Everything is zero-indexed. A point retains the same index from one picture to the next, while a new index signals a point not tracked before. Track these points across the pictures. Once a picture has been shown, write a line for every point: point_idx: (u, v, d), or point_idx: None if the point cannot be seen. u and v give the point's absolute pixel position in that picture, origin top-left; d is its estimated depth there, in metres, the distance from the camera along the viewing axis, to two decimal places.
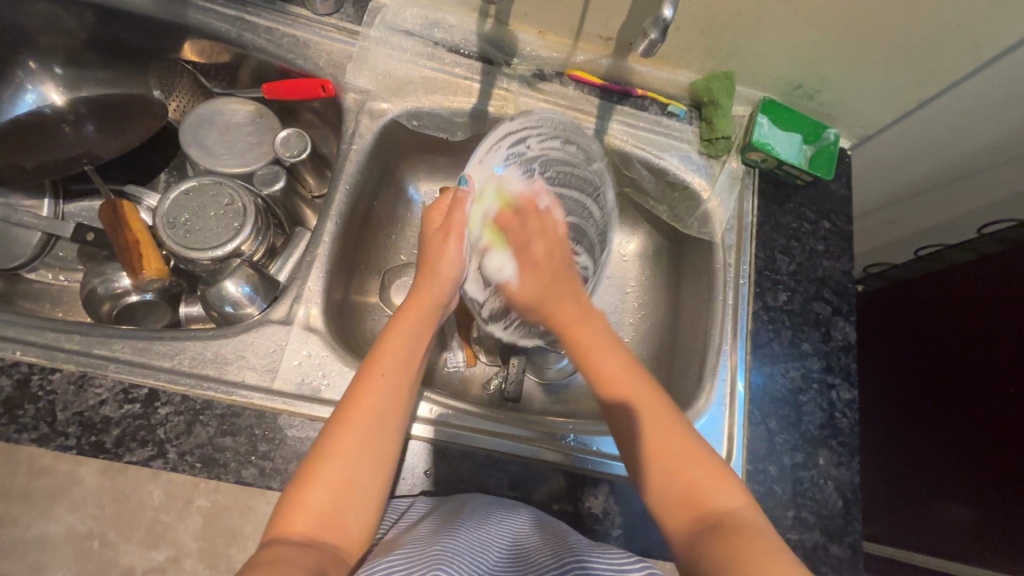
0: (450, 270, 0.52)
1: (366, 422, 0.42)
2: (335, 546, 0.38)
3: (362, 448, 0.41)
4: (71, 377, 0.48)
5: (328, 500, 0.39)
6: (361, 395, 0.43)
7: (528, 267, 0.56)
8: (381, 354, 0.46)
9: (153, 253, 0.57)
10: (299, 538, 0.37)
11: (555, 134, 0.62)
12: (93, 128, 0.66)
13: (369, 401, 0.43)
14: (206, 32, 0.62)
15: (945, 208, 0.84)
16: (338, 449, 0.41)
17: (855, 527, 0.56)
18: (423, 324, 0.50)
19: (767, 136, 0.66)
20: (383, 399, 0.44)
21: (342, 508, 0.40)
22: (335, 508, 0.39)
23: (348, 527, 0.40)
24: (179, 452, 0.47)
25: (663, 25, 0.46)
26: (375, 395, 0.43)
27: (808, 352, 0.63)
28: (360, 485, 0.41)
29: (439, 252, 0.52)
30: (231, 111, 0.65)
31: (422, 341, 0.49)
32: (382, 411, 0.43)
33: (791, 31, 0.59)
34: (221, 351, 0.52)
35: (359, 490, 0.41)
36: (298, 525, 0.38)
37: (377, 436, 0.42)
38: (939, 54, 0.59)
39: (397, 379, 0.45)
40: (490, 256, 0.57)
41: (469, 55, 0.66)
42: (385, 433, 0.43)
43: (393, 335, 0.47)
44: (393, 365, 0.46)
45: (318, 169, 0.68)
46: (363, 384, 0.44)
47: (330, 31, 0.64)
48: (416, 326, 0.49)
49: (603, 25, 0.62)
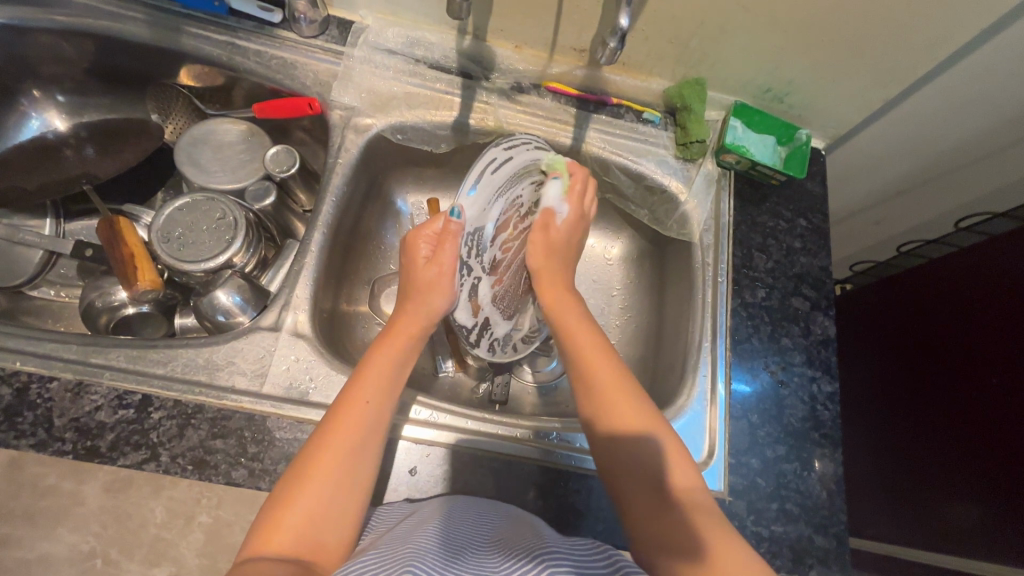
0: (440, 302, 0.51)
1: (347, 443, 0.44)
2: (311, 557, 0.40)
3: (342, 469, 0.43)
4: (69, 385, 0.50)
5: (306, 519, 0.41)
6: (343, 417, 0.45)
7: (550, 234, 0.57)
8: (365, 374, 0.47)
9: (147, 266, 0.60)
10: (277, 552, 0.39)
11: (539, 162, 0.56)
12: (93, 150, 0.70)
13: (351, 424, 0.44)
14: (198, 57, 0.65)
15: (924, 204, 0.86)
16: (316, 472, 0.42)
17: (839, 518, 0.57)
18: (409, 350, 0.51)
19: (741, 138, 0.69)
20: (365, 422, 0.45)
21: (319, 527, 0.41)
22: (315, 525, 0.41)
23: (325, 539, 0.41)
24: (171, 455, 0.49)
25: (620, 33, 0.50)
26: (357, 418, 0.45)
27: (789, 347, 0.64)
28: (336, 506, 0.42)
29: (429, 279, 0.51)
30: (223, 131, 0.68)
31: (402, 365, 0.49)
32: (363, 436, 0.44)
33: (755, 38, 0.61)
34: (212, 357, 0.54)
35: (337, 510, 0.42)
36: (276, 539, 0.39)
37: (356, 457, 0.44)
38: (899, 55, 0.61)
39: (376, 406, 0.46)
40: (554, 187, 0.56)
41: (450, 71, 0.69)
42: (362, 455, 0.44)
43: (378, 358, 0.49)
44: (375, 391, 0.47)
45: (308, 183, 0.70)
46: (346, 407, 0.45)
47: (316, 52, 0.67)
48: (401, 348, 0.50)
49: (576, 38, 0.65)
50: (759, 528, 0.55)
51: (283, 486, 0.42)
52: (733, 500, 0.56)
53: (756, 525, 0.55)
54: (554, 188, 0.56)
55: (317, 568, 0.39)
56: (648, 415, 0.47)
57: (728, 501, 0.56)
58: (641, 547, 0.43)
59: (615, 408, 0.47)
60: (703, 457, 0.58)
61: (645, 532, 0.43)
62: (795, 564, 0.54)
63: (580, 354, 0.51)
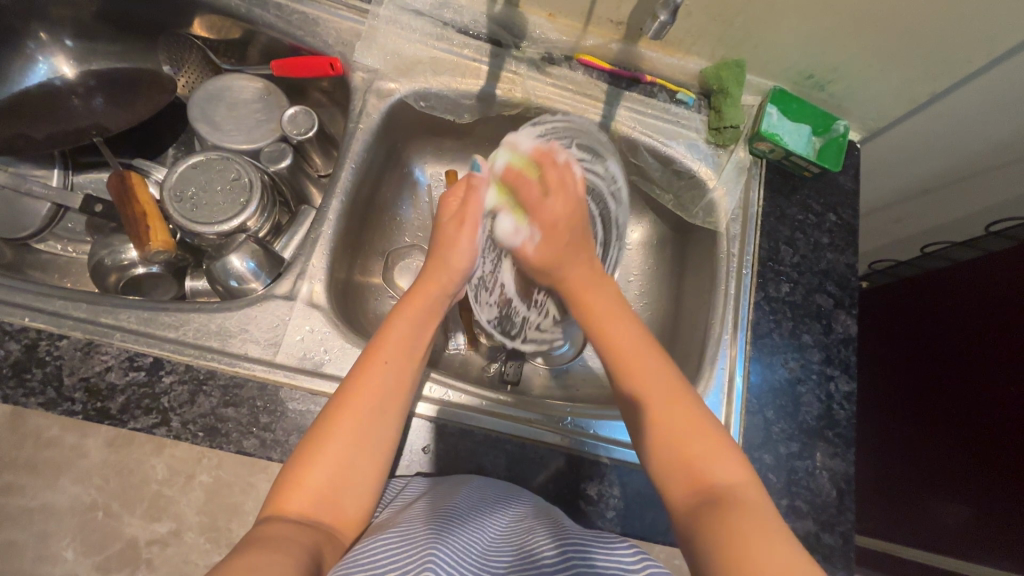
0: (460, 262, 0.52)
1: (370, 402, 0.43)
2: (330, 527, 0.40)
3: (359, 435, 0.42)
4: (78, 344, 0.49)
5: (325, 485, 0.40)
6: (364, 377, 0.44)
7: (545, 229, 0.54)
8: (383, 339, 0.47)
9: (159, 226, 0.58)
10: (295, 517, 0.38)
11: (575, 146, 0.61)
12: (102, 101, 0.67)
13: (369, 385, 0.44)
14: (215, 7, 0.62)
15: (952, 205, 0.83)
16: (334, 436, 0.42)
17: (848, 517, 0.57)
18: (429, 315, 0.50)
19: (776, 126, 0.66)
20: (384, 383, 0.44)
21: (339, 493, 0.41)
22: (332, 492, 0.40)
23: (344, 512, 0.41)
24: (182, 421, 0.48)
25: (672, 7, 0.48)
26: (377, 380, 0.44)
27: (809, 344, 0.63)
28: (356, 474, 0.42)
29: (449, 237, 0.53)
30: (239, 88, 0.65)
31: (424, 329, 0.49)
32: (385, 396, 0.44)
33: (804, 20, 0.58)
34: (225, 324, 0.52)
35: (357, 476, 0.42)
36: (294, 502, 0.39)
37: (377, 418, 0.43)
38: (952, 45, 0.58)
39: (397, 369, 0.45)
40: (506, 220, 0.55)
41: (478, 37, 0.66)
42: (381, 424, 0.43)
43: (397, 319, 0.48)
44: (396, 351, 0.46)
45: (325, 148, 0.68)
46: (365, 367, 0.45)
47: (339, 9, 0.64)
48: (420, 313, 0.49)
49: (614, 9, 0.61)
50: None
51: (301, 450, 0.42)
52: None
53: None
54: (506, 223, 0.55)
55: (335, 541, 0.39)
56: (652, 355, 0.47)
57: None
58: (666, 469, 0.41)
59: (612, 334, 0.49)
60: None
61: (673, 460, 0.41)
62: None
63: (602, 333, 0.49)
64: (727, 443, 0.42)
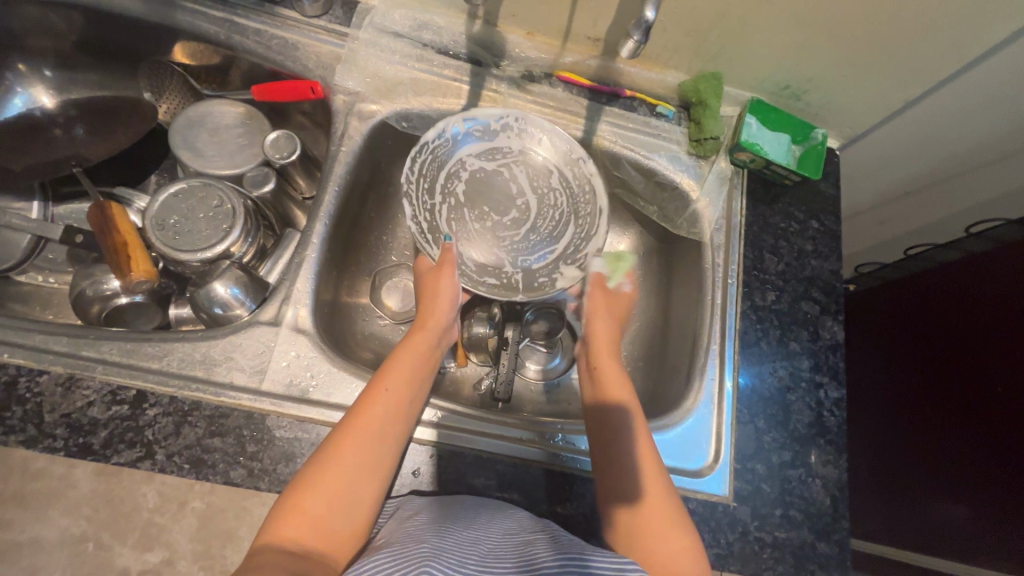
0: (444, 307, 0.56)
1: (364, 447, 0.43)
2: (324, 552, 0.39)
3: (353, 474, 0.42)
4: (59, 379, 0.48)
5: (323, 510, 0.40)
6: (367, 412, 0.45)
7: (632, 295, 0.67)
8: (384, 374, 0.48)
9: (141, 255, 0.58)
10: (287, 545, 0.37)
11: (572, 210, 0.64)
12: (83, 130, 0.66)
13: (370, 421, 0.44)
14: (195, 35, 0.62)
15: (934, 208, 0.84)
16: (336, 464, 0.42)
17: (842, 525, 0.56)
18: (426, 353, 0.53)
19: (756, 136, 0.66)
20: (382, 419, 0.45)
21: (334, 517, 0.40)
22: (329, 517, 0.40)
23: (338, 531, 0.40)
24: (167, 453, 0.47)
25: (644, 26, 0.48)
26: (380, 410, 0.45)
27: (797, 352, 0.63)
28: (347, 506, 0.41)
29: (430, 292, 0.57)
30: (220, 113, 0.65)
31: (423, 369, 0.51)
32: (386, 422, 0.45)
33: (778, 33, 0.59)
34: (209, 352, 0.52)
35: (348, 505, 0.41)
36: (289, 530, 0.38)
37: (376, 441, 0.44)
38: (924, 53, 0.59)
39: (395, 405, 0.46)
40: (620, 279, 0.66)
41: (458, 57, 0.66)
42: (373, 465, 0.43)
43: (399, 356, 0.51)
44: (397, 386, 0.48)
45: (308, 170, 0.67)
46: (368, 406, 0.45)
47: (319, 34, 0.65)
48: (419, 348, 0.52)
49: (591, 26, 0.62)
50: (762, 534, 0.55)
51: (302, 479, 0.41)
52: (737, 505, 0.56)
53: (760, 531, 0.55)
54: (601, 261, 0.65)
55: (329, 561, 0.38)
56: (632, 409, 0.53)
57: (733, 507, 0.56)
58: (616, 501, 0.47)
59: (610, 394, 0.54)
60: (707, 462, 0.58)
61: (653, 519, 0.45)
62: (796, 570, 0.54)
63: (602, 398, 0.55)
64: (689, 531, 0.46)
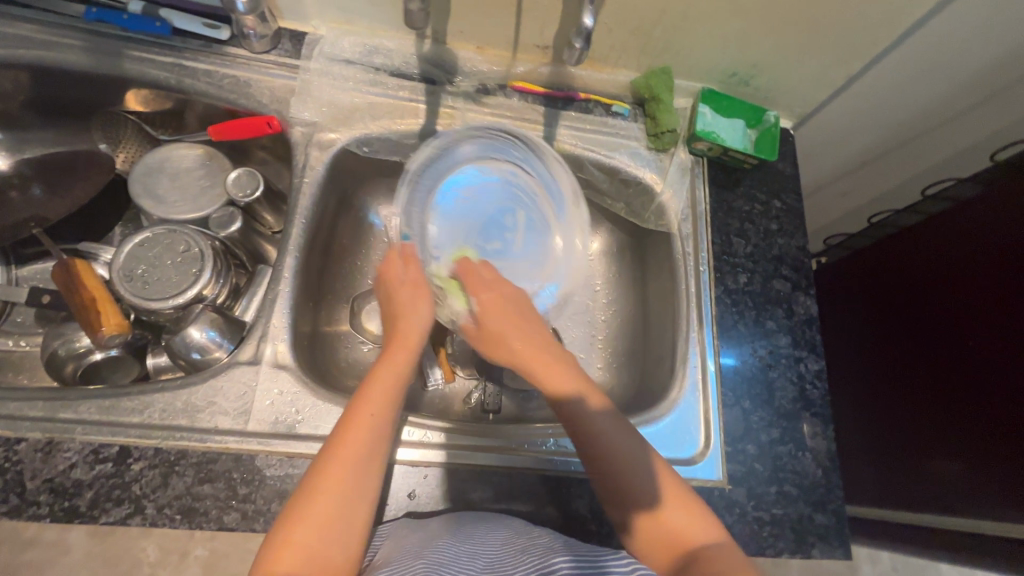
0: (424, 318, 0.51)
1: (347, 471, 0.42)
2: None
3: (337, 503, 0.41)
4: (38, 445, 0.48)
5: (313, 540, 0.39)
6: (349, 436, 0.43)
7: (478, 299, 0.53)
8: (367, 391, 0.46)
9: (111, 311, 0.57)
10: None
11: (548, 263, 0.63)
12: (40, 189, 0.65)
13: (352, 447, 0.43)
14: (144, 82, 0.62)
15: (891, 174, 0.87)
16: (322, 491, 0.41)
17: (836, 494, 0.58)
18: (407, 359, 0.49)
19: (711, 124, 0.68)
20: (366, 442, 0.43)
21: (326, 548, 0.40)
22: (318, 548, 0.39)
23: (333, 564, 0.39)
24: (157, 506, 0.47)
25: (585, 32, 0.49)
26: (360, 436, 0.43)
27: (774, 330, 0.64)
28: (335, 533, 0.40)
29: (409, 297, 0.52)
30: (179, 157, 0.65)
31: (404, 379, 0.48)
32: (364, 450, 0.43)
33: (718, 24, 0.61)
34: (190, 399, 0.51)
35: (341, 529, 0.41)
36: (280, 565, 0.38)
37: (359, 470, 0.43)
38: (859, 30, 0.61)
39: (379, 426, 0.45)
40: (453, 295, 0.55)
41: (411, 77, 0.67)
42: (356, 495, 0.42)
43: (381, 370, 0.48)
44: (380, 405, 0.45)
45: (275, 205, 0.67)
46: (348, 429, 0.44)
47: (271, 68, 0.65)
48: (400, 364, 0.48)
49: (538, 35, 0.63)
50: (760, 513, 0.56)
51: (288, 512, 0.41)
52: (732, 487, 0.57)
53: (757, 510, 0.56)
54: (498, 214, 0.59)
55: None
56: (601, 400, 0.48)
57: (729, 490, 0.57)
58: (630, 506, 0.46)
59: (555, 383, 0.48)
60: (699, 449, 0.59)
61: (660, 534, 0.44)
62: (797, 544, 0.55)
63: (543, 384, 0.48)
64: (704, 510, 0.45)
